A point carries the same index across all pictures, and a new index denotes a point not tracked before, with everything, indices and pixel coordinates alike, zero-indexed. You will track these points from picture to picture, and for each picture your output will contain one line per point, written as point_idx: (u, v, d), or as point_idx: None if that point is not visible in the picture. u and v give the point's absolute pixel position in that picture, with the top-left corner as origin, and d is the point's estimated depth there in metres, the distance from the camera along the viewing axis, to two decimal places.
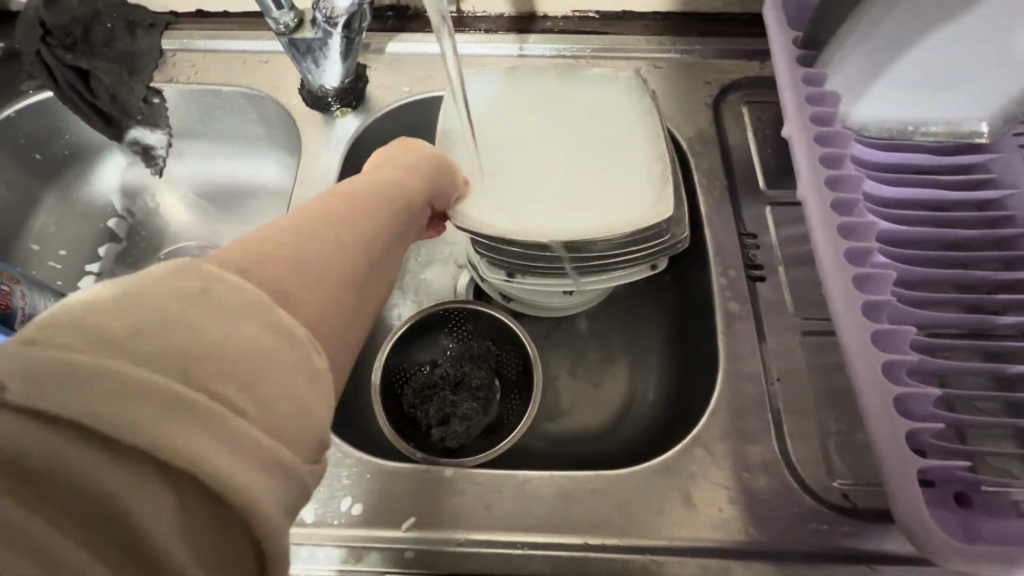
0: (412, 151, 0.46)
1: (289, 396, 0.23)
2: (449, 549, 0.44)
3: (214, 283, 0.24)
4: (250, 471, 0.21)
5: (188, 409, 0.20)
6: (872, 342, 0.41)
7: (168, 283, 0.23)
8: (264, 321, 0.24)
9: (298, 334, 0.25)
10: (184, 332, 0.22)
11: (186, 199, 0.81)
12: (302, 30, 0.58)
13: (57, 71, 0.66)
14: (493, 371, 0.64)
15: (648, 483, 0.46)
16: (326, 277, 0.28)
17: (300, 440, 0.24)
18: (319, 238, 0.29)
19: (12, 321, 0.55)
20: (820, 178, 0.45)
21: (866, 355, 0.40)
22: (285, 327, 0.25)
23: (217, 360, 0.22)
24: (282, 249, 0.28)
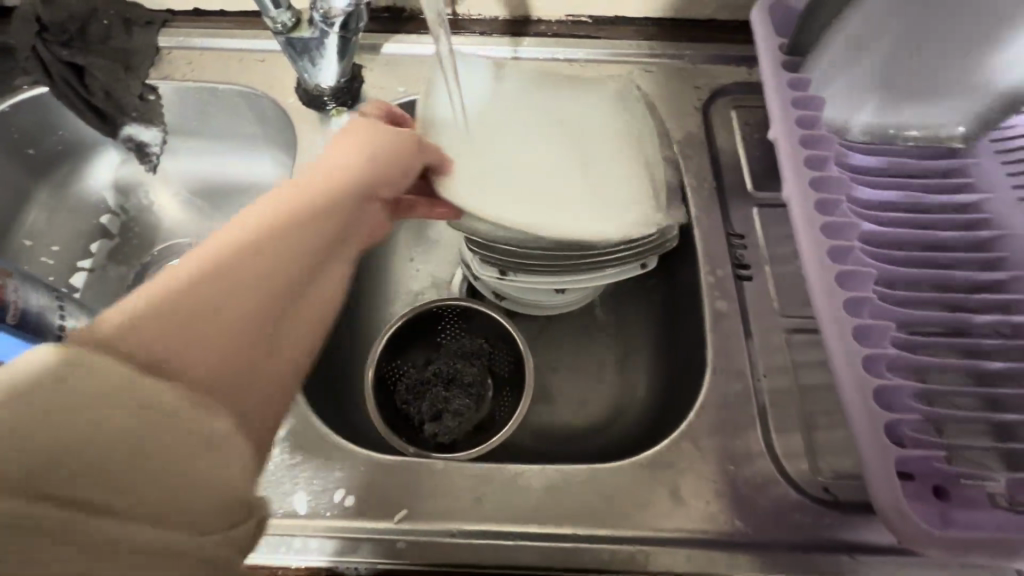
0: (362, 143, 0.44)
1: (174, 483, 0.25)
2: (440, 540, 0.44)
3: (83, 369, 0.25)
4: (135, 562, 0.24)
5: (50, 526, 0.22)
6: (854, 337, 0.42)
7: (31, 380, 0.23)
8: (138, 405, 0.25)
9: (186, 408, 0.26)
10: (39, 441, 0.23)
11: (180, 196, 0.81)
12: (299, 29, 0.59)
13: (52, 67, 0.67)
14: (486, 368, 0.65)
15: (638, 476, 0.47)
16: (226, 333, 0.29)
17: (202, 512, 0.26)
18: (211, 294, 0.29)
19: (4, 314, 0.55)
20: (805, 179, 0.47)
21: (849, 350, 0.42)
22: (164, 406, 0.26)
23: (79, 463, 0.23)
24: (175, 313, 0.28)
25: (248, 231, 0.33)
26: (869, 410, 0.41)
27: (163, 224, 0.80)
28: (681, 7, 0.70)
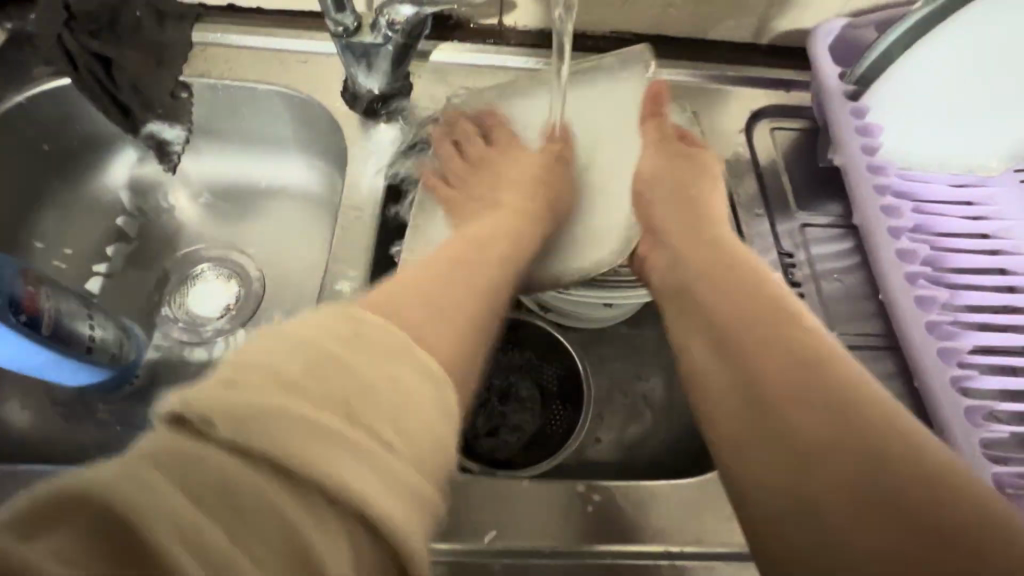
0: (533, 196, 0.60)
1: (393, 408, 0.30)
2: (532, 560, 0.44)
3: (356, 326, 0.34)
4: (385, 495, 0.27)
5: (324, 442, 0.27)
6: (940, 358, 0.46)
7: (329, 334, 0.32)
8: (412, 365, 0.33)
9: (434, 370, 0.34)
10: (333, 381, 0.30)
11: (199, 198, 0.76)
12: (361, 34, 0.58)
13: (78, 58, 0.62)
14: (537, 384, 0.64)
15: (720, 491, 0.48)
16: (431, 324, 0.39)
17: (420, 441, 0.30)
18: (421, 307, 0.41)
19: (40, 325, 0.51)
20: (876, 207, 0.50)
21: (932, 367, 0.45)
22: (425, 368, 0.33)
23: (366, 403, 0.29)
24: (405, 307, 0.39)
25: (404, 285, 0.43)
26: (962, 426, 0.44)
27: (184, 228, 0.75)
28: (727, 30, 0.71)
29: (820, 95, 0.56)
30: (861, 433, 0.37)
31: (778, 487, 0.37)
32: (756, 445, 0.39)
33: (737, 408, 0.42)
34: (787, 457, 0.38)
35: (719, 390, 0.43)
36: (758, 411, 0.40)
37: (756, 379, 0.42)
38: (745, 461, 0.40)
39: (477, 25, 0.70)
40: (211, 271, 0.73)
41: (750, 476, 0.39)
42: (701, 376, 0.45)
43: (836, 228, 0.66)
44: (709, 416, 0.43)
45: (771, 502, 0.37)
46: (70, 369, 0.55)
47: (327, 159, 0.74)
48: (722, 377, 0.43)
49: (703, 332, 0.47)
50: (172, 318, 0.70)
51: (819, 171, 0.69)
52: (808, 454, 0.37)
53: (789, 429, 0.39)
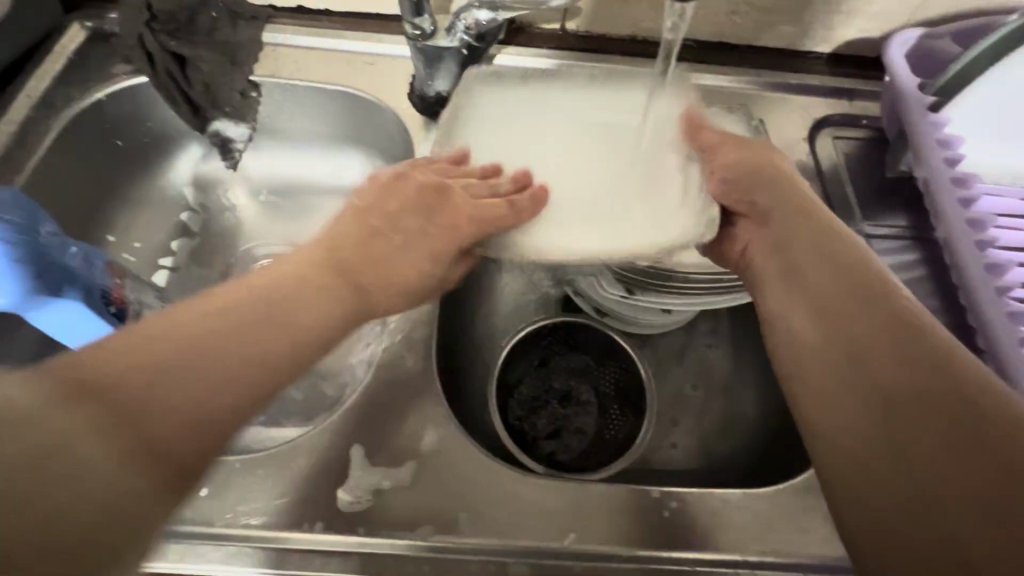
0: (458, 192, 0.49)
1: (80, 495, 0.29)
2: (611, 564, 0.44)
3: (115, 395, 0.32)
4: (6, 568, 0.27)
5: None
6: None
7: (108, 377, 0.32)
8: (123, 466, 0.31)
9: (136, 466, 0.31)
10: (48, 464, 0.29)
11: (259, 196, 0.77)
12: (436, 37, 0.59)
13: (156, 57, 0.64)
14: (596, 388, 0.64)
15: (795, 502, 0.48)
16: (223, 365, 0.36)
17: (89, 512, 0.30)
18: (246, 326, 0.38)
19: (125, 316, 0.51)
20: (962, 219, 0.49)
21: None
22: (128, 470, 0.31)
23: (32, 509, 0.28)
24: (220, 339, 0.36)
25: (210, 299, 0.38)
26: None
27: (244, 226, 0.76)
28: (789, 38, 0.71)
29: (898, 105, 0.55)
30: (952, 388, 0.37)
31: (872, 440, 0.38)
32: (849, 401, 0.40)
33: (831, 369, 0.42)
34: (874, 410, 0.39)
35: (807, 352, 0.44)
36: (848, 369, 0.41)
37: (848, 340, 0.42)
38: (835, 417, 0.41)
39: (539, 30, 0.71)
40: None
41: (842, 430, 0.40)
42: (793, 340, 0.46)
43: (902, 240, 0.65)
44: (797, 377, 0.44)
45: (866, 463, 0.38)
46: None
47: (386, 160, 0.75)
48: (815, 341, 0.44)
49: (793, 298, 0.47)
50: None
51: (884, 181, 0.68)
52: (901, 409, 0.38)
53: (881, 383, 0.39)
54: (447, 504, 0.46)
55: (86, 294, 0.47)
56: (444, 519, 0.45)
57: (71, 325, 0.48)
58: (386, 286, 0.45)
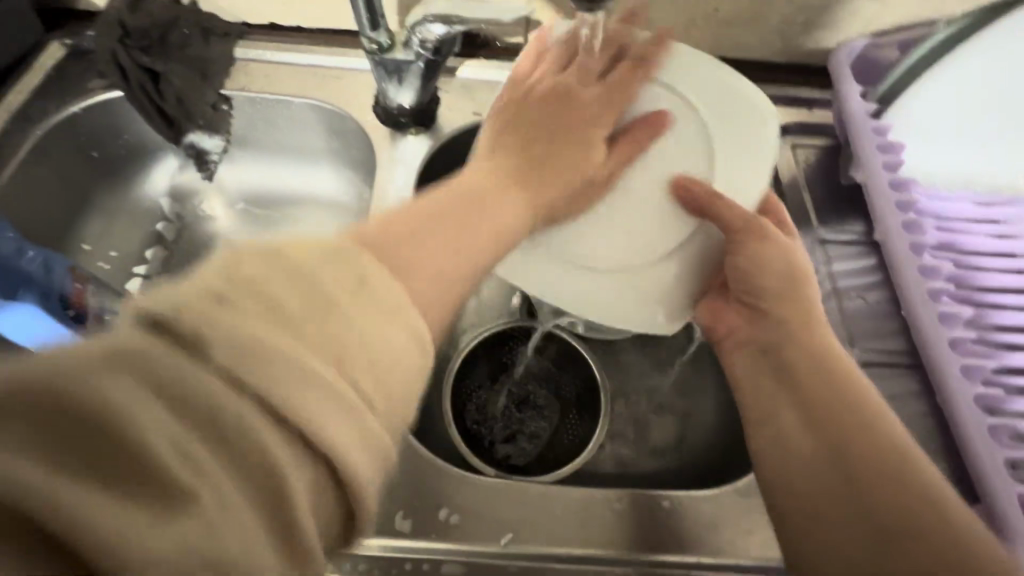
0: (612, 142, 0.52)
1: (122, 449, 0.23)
2: (547, 566, 0.44)
3: None
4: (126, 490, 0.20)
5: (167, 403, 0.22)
6: (963, 373, 0.45)
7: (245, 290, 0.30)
8: None
9: None
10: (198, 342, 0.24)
11: (235, 207, 0.79)
12: (394, 50, 0.61)
13: (129, 71, 0.67)
14: (554, 393, 0.65)
15: (737, 504, 0.48)
16: None
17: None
18: None
19: (84, 321, 0.52)
20: (898, 224, 0.50)
21: (958, 385, 0.45)
22: None
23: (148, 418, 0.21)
24: None
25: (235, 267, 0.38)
26: (987, 443, 0.43)
27: (218, 235, 0.78)
28: (749, 50, 0.73)
29: (840, 113, 0.56)
30: (952, 521, 0.38)
31: (861, 551, 0.38)
32: (824, 506, 0.41)
33: (818, 471, 0.42)
34: (853, 516, 0.39)
35: (791, 456, 0.43)
36: (826, 475, 0.41)
37: (826, 426, 0.43)
38: (808, 510, 0.41)
39: (503, 44, 0.73)
40: None
41: (827, 534, 0.40)
42: (781, 443, 0.44)
43: (858, 245, 0.66)
44: (782, 479, 0.43)
45: (846, 557, 0.39)
46: None
47: (356, 169, 0.77)
48: (808, 444, 0.43)
49: (779, 393, 0.47)
50: None
51: (842, 188, 0.69)
52: (883, 518, 0.38)
53: (858, 469, 0.40)
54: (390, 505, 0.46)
55: (43, 298, 0.49)
56: (386, 520, 0.45)
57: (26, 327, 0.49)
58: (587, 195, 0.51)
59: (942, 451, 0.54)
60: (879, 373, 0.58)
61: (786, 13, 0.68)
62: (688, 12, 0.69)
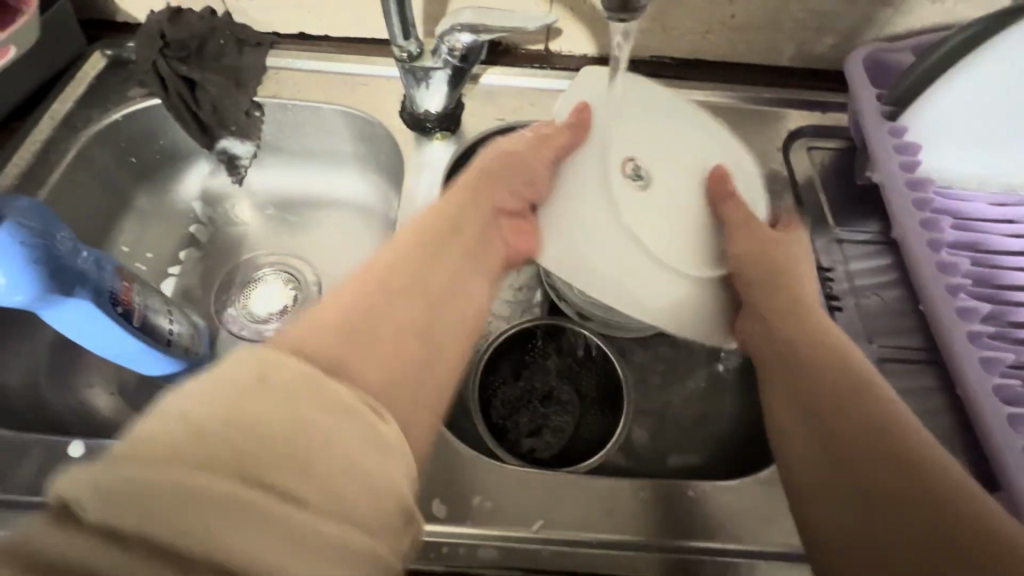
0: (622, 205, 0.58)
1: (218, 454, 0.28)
2: (577, 551, 0.46)
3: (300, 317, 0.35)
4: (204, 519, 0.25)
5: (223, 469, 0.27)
6: (982, 366, 0.46)
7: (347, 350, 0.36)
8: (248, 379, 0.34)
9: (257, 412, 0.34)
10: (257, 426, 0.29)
11: (264, 210, 0.82)
12: (423, 58, 0.64)
13: (168, 80, 0.70)
14: (576, 389, 0.67)
15: (759, 494, 0.49)
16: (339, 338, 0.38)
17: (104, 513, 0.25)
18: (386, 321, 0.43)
19: (131, 318, 0.55)
20: (915, 222, 0.52)
21: (978, 377, 0.46)
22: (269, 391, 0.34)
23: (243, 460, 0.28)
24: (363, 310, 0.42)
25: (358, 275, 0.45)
26: (1005, 432, 0.44)
27: (248, 236, 0.81)
28: (763, 54, 0.75)
29: (857, 115, 0.58)
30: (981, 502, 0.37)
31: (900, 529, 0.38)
32: (862, 491, 0.41)
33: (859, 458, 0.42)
34: (884, 497, 0.40)
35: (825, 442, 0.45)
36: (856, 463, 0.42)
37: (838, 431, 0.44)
38: (845, 499, 0.42)
39: (523, 50, 0.76)
40: (272, 274, 0.79)
41: (867, 522, 0.40)
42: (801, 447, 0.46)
43: (874, 245, 0.67)
44: (803, 482, 0.45)
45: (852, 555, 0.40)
46: (153, 358, 0.59)
47: (381, 172, 0.79)
48: (847, 431, 0.44)
49: (797, 400, 0.48)
50: (236, 316, 0.75)
51: (858, 189, 0.71)
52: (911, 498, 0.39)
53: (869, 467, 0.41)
54: (425, 492, 0.48)
55: (96, 294, 0.51)
56: (421, 506, 0.47)
57: (78, 322, 0.52)
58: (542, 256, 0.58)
59: (960, 444, 0.55)
60: (896, 369, 0.59)
61: (801, 19, 0.70)
62: (703, 19, 0.71)
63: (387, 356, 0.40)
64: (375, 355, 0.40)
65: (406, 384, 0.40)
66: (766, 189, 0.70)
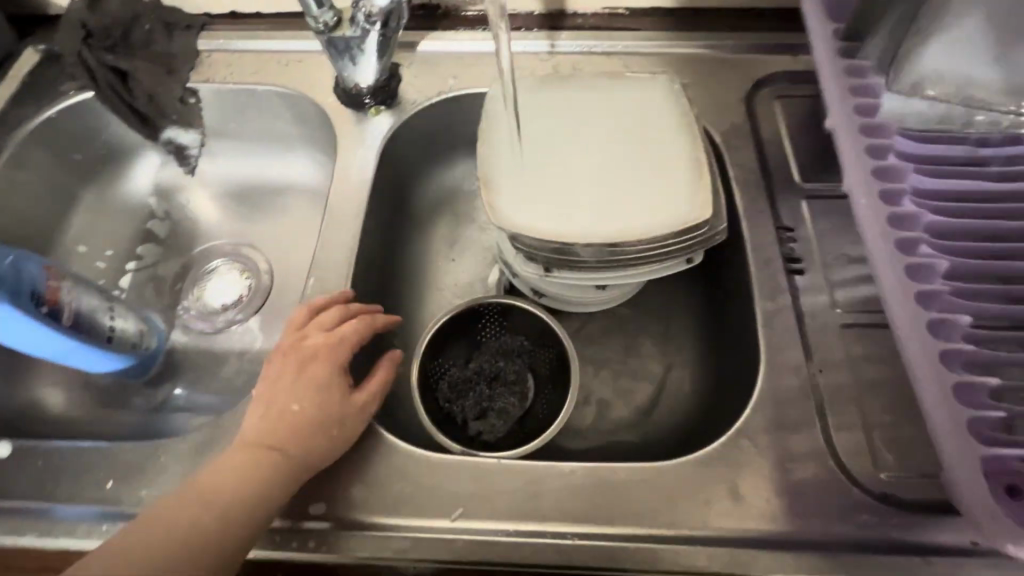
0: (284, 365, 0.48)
1: None
2: (496, 539, 0.44)
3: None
4: None
5: None
6: (929, 331, 0.41)
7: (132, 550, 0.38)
8: None
9: None
10: None
11: (216, 201, 0.81)
12: (341, 28, 0.60)
13: (97, 72, 0.69)
14: (527, 366, 0.65)
15: (692, 474, 0.46)
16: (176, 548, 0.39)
17: None
18: (188, 519, 0.40)
19: (59, 316, 0.56)
20: (866, 170, 0.46)
21: (923, 343, 0.40)
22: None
23: None
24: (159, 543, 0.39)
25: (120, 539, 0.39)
26: (951, 405, 0.39)
27: (201, 227, 0.80)
28: None
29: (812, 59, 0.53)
30: None
31: None
32: None
33: None
34: None
35: None
36: None
37: None
38: None
39: (465, 12, 0.71)
40: (225, 266, 0.78)
41: None
42: None
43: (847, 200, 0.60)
44: None
45: None
46: (97, 357, 0.61)
47: (326, 152, 0.76)
48: None
49: None
50: (189, 309, 0.75)
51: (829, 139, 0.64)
52: None
53: None
54: (341, 482, 0.46)
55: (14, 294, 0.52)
56: (338, 498, 0.46)
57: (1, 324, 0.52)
58: (275, 420, 0.45)
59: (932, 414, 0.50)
60: (864, 334, 0.53)
61: None
62: None
63: (154, 552, 0.38)
64: (287, 383, 0.47)
65: (189, 531, 0.40)
66: (724, 145, 0.64)
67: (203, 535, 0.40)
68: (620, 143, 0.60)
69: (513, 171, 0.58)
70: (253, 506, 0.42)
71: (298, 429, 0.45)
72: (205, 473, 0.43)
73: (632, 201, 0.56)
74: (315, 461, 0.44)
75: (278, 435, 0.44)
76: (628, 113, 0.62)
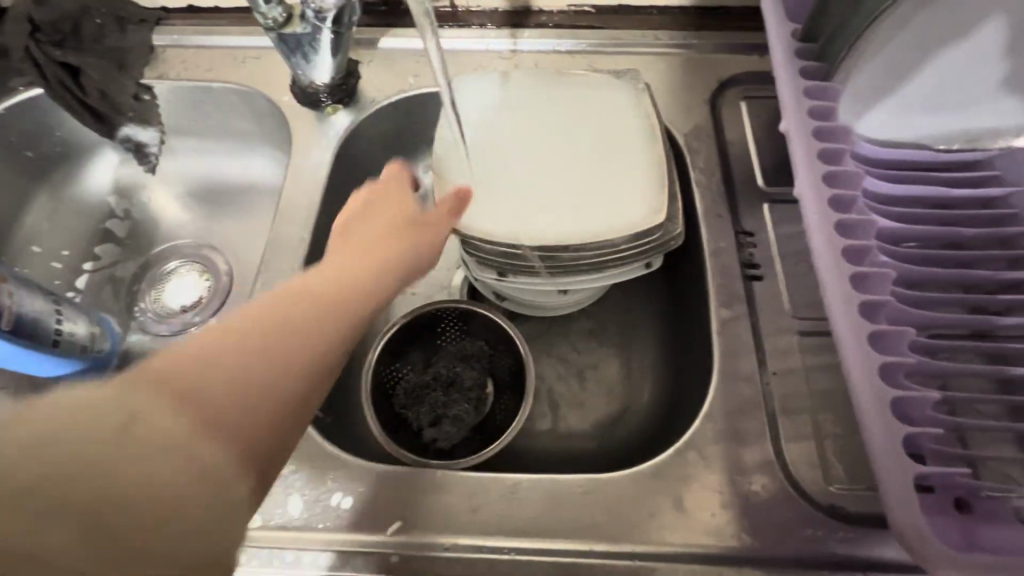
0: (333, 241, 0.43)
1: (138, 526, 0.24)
2: (432, 553, 0.44)
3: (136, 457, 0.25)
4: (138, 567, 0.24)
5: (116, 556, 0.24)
6: (870, 343, 0.40)
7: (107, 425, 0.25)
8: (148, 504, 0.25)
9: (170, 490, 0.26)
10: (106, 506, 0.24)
11: (176, 199, 0.79)
12: (291, 24, 0.58)
13: (45, 67, 0.66)
14: (486, 372, 0.63)
15: (637, 486, 0.45)
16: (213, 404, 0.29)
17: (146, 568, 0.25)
18: (222, 368, 0.30)
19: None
20: (817, 175, 0.45)
21: (864, 356, 0.40)
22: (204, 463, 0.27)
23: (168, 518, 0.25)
24: (189, 381, 0.29)
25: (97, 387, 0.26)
26: (891, 420, 0.38)
27: (161, 227, 0.78)
28: None
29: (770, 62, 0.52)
30: None
31: None
32: None
33: None
34: None
35: None
36: None
37: None
38: None
39: None
40: (185, 267, 0.76)
41: None
42: None
43: None
44: None
45: None
46: (40, 359, 0.59)
47: (286, 150, 0.74)
48: None
49: None
50: (145, 311, 0.74)
51: None
52: None
53: None
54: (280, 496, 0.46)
55: None
56: (275, 511, 0.45)
57: None
58: (330, 276, 0.38)
59: None
60: (821, 342, 0.52)
61: None
62: None
63: (169, 424, 0.27)
64: (338, 257, 0.41)
65: (223, 388, 0.29)
66: (687, 147, 0.62)
67: (242, 391, 0.30)
68: (571, 142, 0.59)
69: (466, 174, 0.56)
70: (305, 370, 0.33)
71: (335, 292, 0.37)
72: (207, 329, 0.31)
73: (589, 200, 0.55)
74: (367, 304, 0.38)
75: (323, 285, 0.37)
76: (576, 113, 0.61)
